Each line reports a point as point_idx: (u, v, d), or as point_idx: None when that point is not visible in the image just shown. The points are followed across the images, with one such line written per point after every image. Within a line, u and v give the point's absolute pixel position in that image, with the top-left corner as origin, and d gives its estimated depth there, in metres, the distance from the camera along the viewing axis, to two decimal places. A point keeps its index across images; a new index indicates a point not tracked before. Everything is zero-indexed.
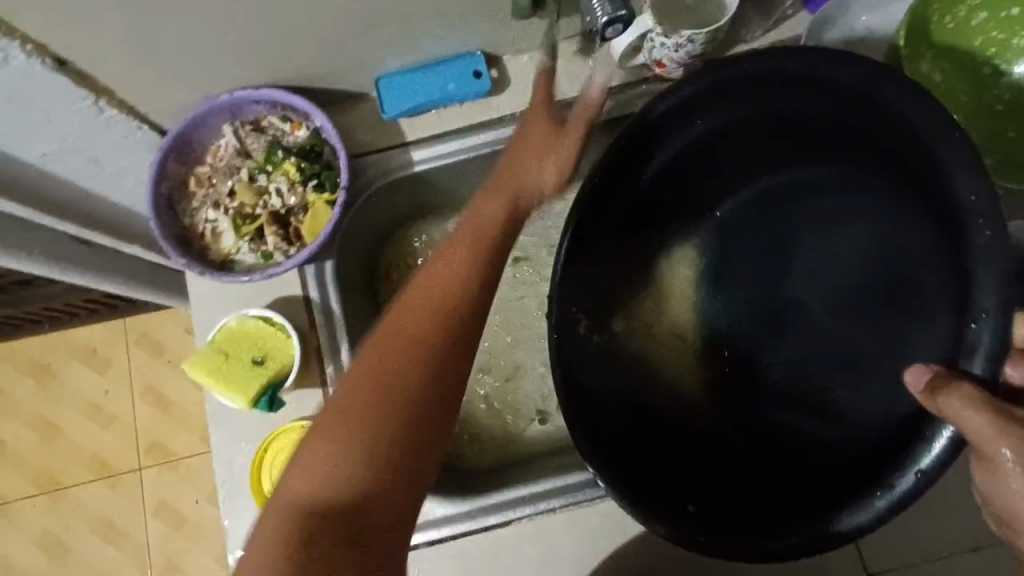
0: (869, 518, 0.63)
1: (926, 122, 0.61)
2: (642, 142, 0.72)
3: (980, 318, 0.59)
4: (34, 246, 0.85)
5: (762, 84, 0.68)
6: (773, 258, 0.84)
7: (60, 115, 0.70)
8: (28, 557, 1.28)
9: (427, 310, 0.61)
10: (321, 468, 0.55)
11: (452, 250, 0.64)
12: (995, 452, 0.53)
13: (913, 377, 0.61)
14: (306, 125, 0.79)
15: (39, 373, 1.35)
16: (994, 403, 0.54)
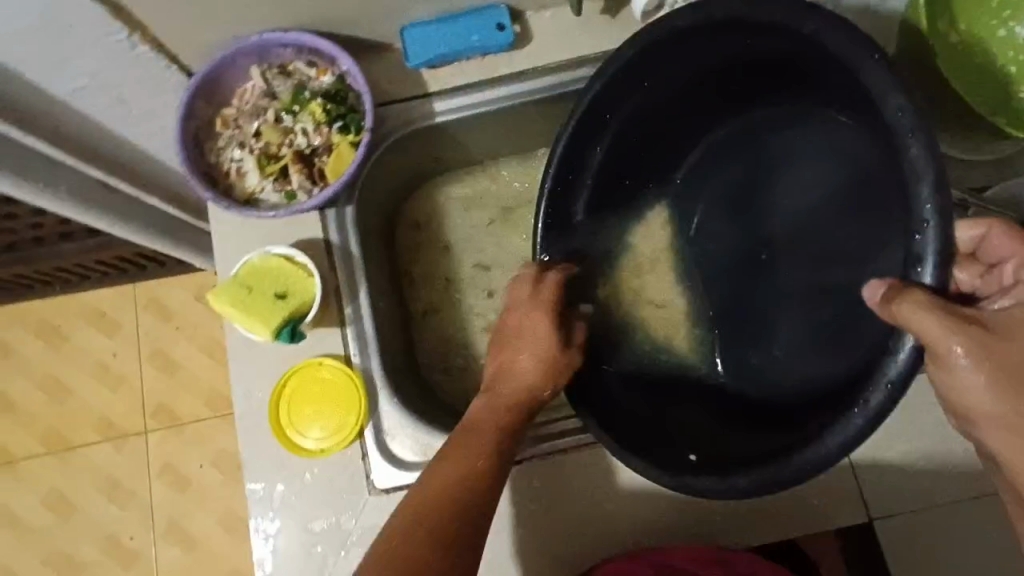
0: (847, 436, 0.60)
1: (845, 43, 0.59)
2: (604, 102, 0.76)
3: (922, 230, 0.56)
4: (60, 182, 0.87)
5: (699, 33, 0.70)
6: (744, 207, 0.86)
7: (95, 48, 0.71)
8: (35, 514, 1.31)
9: (441, 489, 0.62)
10: None
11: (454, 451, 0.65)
12: (946, 351, 0.54)
13: (871, 290, 0.60)
14: (332, 70, 0.81)
15: (49, 334, 1.37)
16: (946, 305, 0.54)
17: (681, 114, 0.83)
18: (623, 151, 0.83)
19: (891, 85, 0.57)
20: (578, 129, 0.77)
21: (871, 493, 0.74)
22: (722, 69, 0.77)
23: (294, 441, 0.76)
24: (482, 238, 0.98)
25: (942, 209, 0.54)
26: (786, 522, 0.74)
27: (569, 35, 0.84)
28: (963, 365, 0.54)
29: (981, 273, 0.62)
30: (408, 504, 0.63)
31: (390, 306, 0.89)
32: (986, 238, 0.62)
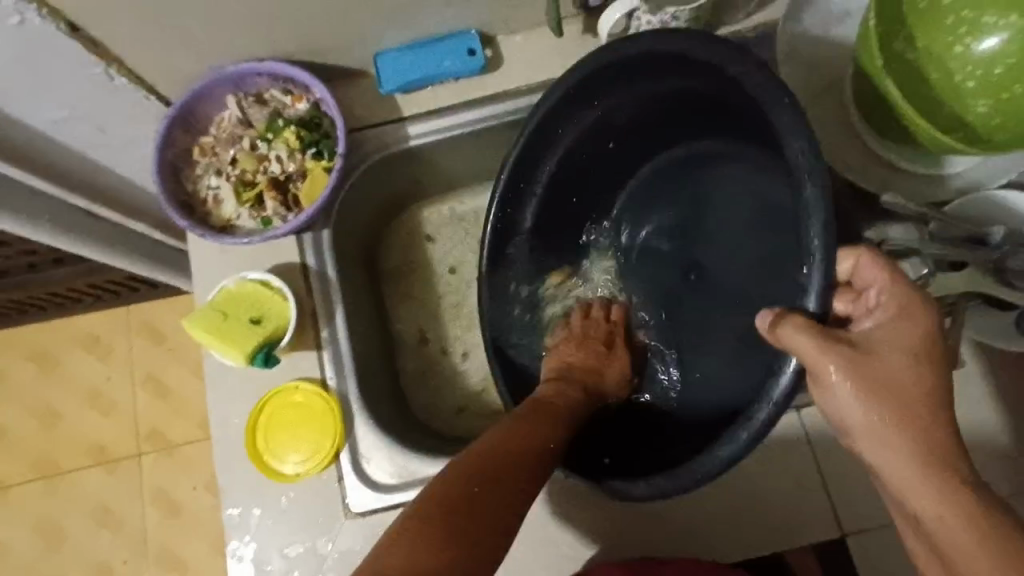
0: (735, 450, 0.65)
1: (762, 90, 0.63)
2: (554, 119, 0.78)
3: (810, 262, 0.60)
4: (44, 212, 0.88)
5: (636, 64, 0.73)
6: (683, 225, 0.87)
7: (70, 81, 0.73)
8: (25, 542, 1.30)
9: (532, 430, 0.66)
10: (419, 543, 0.52)
11: (537, 410, 0.70)
12: (821, 369, 0.58)
13: (758, 318, 0.63)
14: (307, 97, 0.82)
15: (41, 361, 1.38)
16: (822, 327, 0.59)
17: (635, 137, 0.85)
18: (575, 171, 0.85)
19: (798, 129, 0.61)
20: (529, 145, 0.80)
21: (844, 504, 0.75)
22: (680, 98, 0.78)
23: (273, 467, 0.77)
24: (434, 266, 0.99)
25: (827, 243, 0.59)
26: (762, 536, 0.75)
27: (540, 58, 0.86)
28: (838, 383, 0.58)
29: (851, 300, 0.63)
30: (471, 445, 0.63)
31: (369, 327, 0.89)
32: (855, 269, 0.62)
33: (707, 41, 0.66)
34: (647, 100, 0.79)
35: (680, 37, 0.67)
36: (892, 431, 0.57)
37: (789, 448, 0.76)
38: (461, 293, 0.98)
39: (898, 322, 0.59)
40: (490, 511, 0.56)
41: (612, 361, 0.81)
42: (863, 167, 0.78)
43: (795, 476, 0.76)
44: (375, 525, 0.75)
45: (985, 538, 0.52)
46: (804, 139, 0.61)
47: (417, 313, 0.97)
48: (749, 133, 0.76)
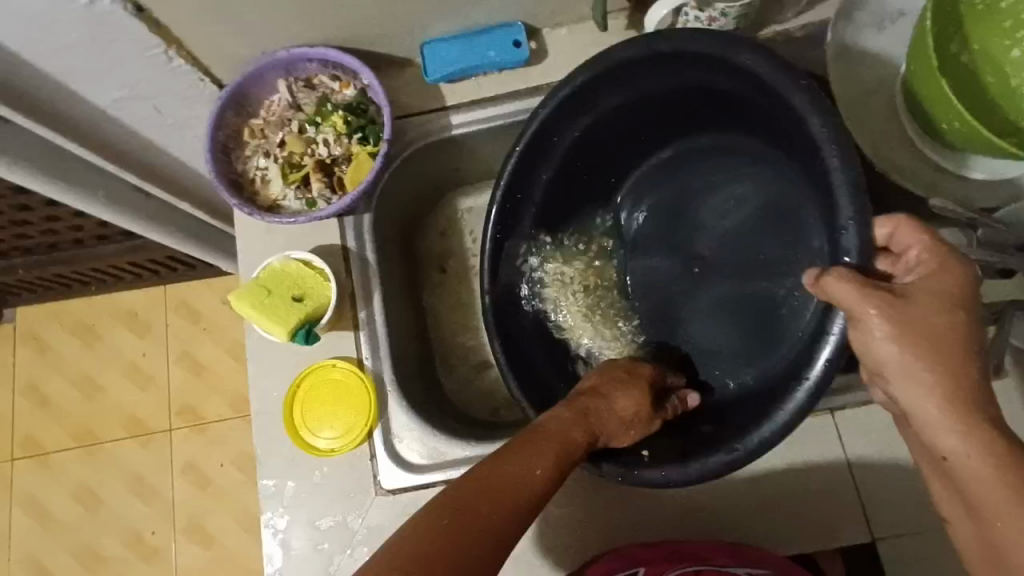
0: (793, 411, 0.66)
1: (770, 73, 0.66)
2: (570, 108, 0.78)
3: (846, 226, 0.62)
4: (100, 188, 0.92)
5: (658, 60, 0.73)
6: (690, 217, 0.89)
7: (134, 60, 0.76)
8: (63, 507, 1.36)
9: (532, 467, 0.61)
10: None
11: (544, 439, 0.64)
12: (863, 314, 0.58)
13: (805, 275, 0.64)
14: (354, 84, 0.85)
15: (84, 334, 1.43)
16: (863, 277, 0.59)
17: (646, 131, 0.86)
18: (569, 172, 0.85)
19: (816, 107, 0.64)
20: (532, 148, 0.80)
21: (874, 510, 0.74)
22: (690, 96, 0.79)
23: (307, 441, 0.79)
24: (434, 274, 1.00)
25: (858, 208, 0.61)
26: (789, 537, 0.75)
27: (584, 52, 0.87)
28: (879, 326, 0.58)
29: (893, 261, 0.63)
30: (466, 474, 0.59)
31: (404, 311, 0.91)
32: (894, 235, 0.62)
33: (709, 38, 0.68)
34: (660, 96, 0.80)
35: (693, 40, 0.69)
36: (927, 373, 0.57)
37: (821, 450, 0.76)
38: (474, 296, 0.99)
39: (937, 275, 0.59)
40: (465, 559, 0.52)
41: (624, 408, 0.71)
42: (911, 169, 0.76)
43: (826, 479, 0.75)
44: (405, 502, 0.77)
45: (1009, 476, 0.52)
46: (822, 118, 0.63)
47: (440, 315, 0.98)
48: (757, 119, 0.77)
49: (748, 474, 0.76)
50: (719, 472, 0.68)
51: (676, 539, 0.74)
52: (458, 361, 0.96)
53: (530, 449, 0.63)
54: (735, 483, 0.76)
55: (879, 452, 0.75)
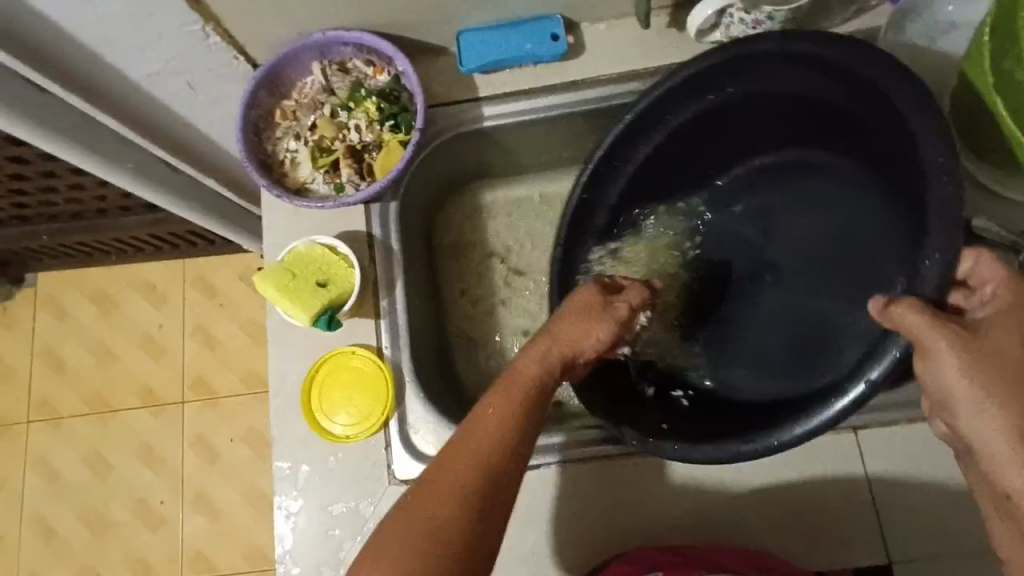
0: (823, 420, 0.65)
1: (899, 89, 0.64)
2: (684, 91, 0.77)
3: (931, 256, 0.60)
4: (128, 159, 0.92)
5: (778, 63, 0.73)
6: (774, 225, 0.89)
7: (172, 34, 0.75)
8: (75, 471, 1.38)
9: (496, 428, 0.60)
10: None
11: (503, 394, 0.62)
12: (933, 343, 0.57)
13: (870, 303, 0.62)
14: (388, 70, 0.84)
15: (103, 302, 1.45)
16: (935, 309, 0.58)
17: (737, 135, 0.85)
18: (666, 158, 0.84)
19: (933, 133, 0.62)
20: (628, 131, 0.79)
21: (892, 531, 0.73)
22: (790, 104, 0.79)
23: (322, 425, 0.79)
24: (478, 258, 0.99)
25: (950, 237, 0.59)
26: (802, 554, 0.74)
27: (622, 48, 0.85)
28: (950, 357, 0.56)
29: (965, 296, 0.62)
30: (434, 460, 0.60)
31: (424, 300, 0.91)
32: (975, 268, 0.62)
33: (838, 44, 0.67)
34: (760, 104, 0.79)
35: (826, 44, 0.68)
36: (995, 406, 0.55)
37: (842, 467, 0.75)
38: (508, 285, 0.98)
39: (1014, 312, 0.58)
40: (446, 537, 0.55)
41: (575, 335, 0.67)
42: None
43: (844, 497, 0.74)
44: None
45: None
46: (942, 147, 0.61)
47: (461, 304, 0.98)
48: (865, 137, 0.75)
49: (765, 487, 0.75)
50: (723, 460, 0.68)
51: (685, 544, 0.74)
52: (474, 352, 0.96)
53: (480, 432, 0.60)
54: (751, 494, 0.75)
55: (899, 472, 0.74)
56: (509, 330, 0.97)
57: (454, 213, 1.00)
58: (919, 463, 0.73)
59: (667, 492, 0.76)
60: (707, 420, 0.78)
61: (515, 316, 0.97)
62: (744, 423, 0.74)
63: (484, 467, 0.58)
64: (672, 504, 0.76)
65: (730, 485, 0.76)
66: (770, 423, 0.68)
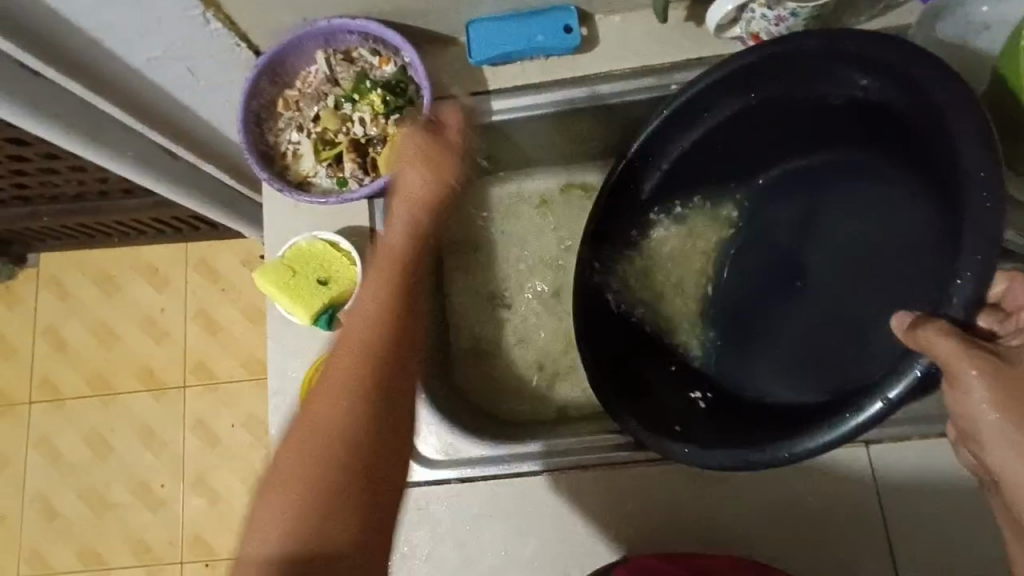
0: (832, 438, 0.63)
1: (948, 95, 0.61)
2: (727, 86, 0.74)
3: (964, 276, 0.57)
4: (128, 147, 0.89)
5: (815, 60, 0.71)
6: (799, 229, 0.86)
7: (171, 20, 0.73)
8: (75, 451, 1.37)
9: (373, 307, 0.60)
10: (285, 500, 0.54)
11: (376, 275, 0.63)
12: (961, 372, 0.54)
13: (896, 320, 0.61)
14: (395, 60, 0.81)
15: (104, 283, 1.43)
16: (966, 335, 0.55)
17: (762, 137, 0.83)
18: (702, 153, 0.82)
19: (982, 149, 0.59)
20: (664, 126, 0.77)
21: (901, 547, 0.71)
22: (818, 105, 0.76)
23: None
24: (490, 251, 0.98)
25: (989, 259, 0.57)
26: (809, 566, 0.72)
27: (638, 42, 0.82)
28: (978, 386, 0.54)
29: (997, 320, 0.60)
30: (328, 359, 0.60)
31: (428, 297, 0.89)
32: (1009, 291, 0.62)
33: (888, 43, 0.65)
34: (790, 103, 0.76)
35: (870, 42, 0.66)
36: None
37: (852, 481, 0.73)
38: (518, 280, 0.97)
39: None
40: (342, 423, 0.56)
41: (406, 180, 0.69)
42: None
43: (853, 509, 0.72)
44: (417, 496, 0.76)
45: None
46: (986, 160, 0.58)
47: (466, 300, 0.96)
48: (904, 141, 0.73)
49: (772, 498, 0.73)
50: (735, 467, 0.67)
51: (692, 553, 0.72)
52: (475, 349, 0.94)
53: (359, 316, 0.60)
54: (759, 506, 0.73)
55: (910, 486, 0.72)
56: (516, 328, 0.95)
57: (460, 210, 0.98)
58: (932, 478, 0.72)
59: (673, 501, 0.74)
60: (723, 421, 0.77)
61: (525, 314, 0.95)
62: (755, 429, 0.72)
63: (374, 345, 0.59)
64: (678, 514, 0.74)
65: (740, 496, 0.74)
66: (782, 433, 0.67)
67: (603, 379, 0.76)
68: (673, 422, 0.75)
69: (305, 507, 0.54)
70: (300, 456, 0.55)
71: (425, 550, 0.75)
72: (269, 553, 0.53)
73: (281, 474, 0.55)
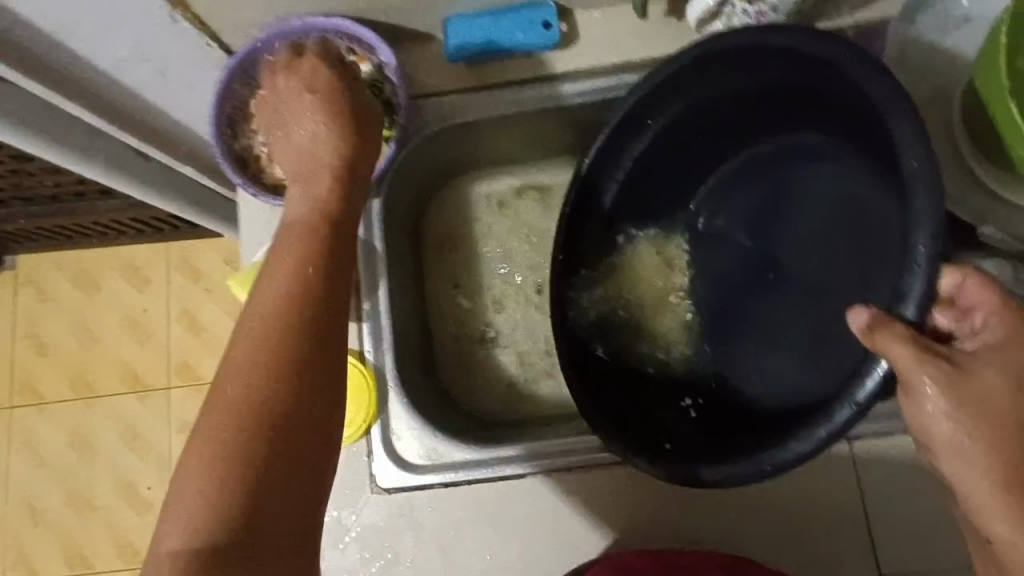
0: (810, 446, 0.64)
1: (880, 89, 0.60)
2: (674, 84, 0.74)
3: (913, 270, 0.58)
4: (98, 149, 0.87)
5: (761, 55, 0.70)
6: (770, 218, 0.84)
7: (136, 21, 0.70)
8: (59, 455, 1.35)
9: (291, 270, 0.57)
10: (197, 482, 0.49)
11: (292, 238, 0.60)
12: (916, 380, 0.55)
13: (854, 317, 0.59)
14: (371, 59, 0.78)
15: (84, 284, 1.40)
16: (920, 339, 0.56)
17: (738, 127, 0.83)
18: (660, 152, 0.82)
19: (914, 136, 0.58)
20: (618, 130, 0.77)
21: (885, 543, 0.71)
22: (775, 93, 0.76)
23: None
24: (472, 252, 0.96)
25: (933, 255, 0.57)
26: (796, 561, 0.72)
27: (617, 38, 0.80)
28: (932, 394, 0.55)
29: (954, 317, 0.60)
30: (238, 326, 0.55)
31: (409, 300, 0.88)
32: (961, 289, 0.59)
33: (827, 40, 0.63)
34: (747, 93, 0.76)
35: (830, 44, 0.63)
36: (982, 453, 0.53)
37: (835, 477, 0.73)
38: (501, 278, 0.95)
39: (1005, 347, 0.56)
40: (257, 390, 0.51)
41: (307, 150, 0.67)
42: (960, 193, 0.71)
43: (835, 506, 0.72)
44: (401, 501, 0.75)
45: None
46: (920, 150, 0.58)
47: (450, 301, 0.94)
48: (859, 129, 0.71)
49: (756, 495, 0.73)
50: (717, 483, 0.67)
51: (675, 550, 0.72)
52: (462, 349, 0.93)
53: (274, 277, 0.57)
54: (744, 506, 0.73)
55: (893, 480, 0.72)
56: (506, 325, 0.94)
57: (442, 208, 0.97)
58: (913, 473, 0.72)
59: (658, 500, 0.74)
60: (711, 437, 0.76)
61: (511, 314, 0.94)
62: (740, 441, 0.73)
63: (286, 308, 0.55)
64: (662, 514, 0.74)
65: (724, 493, 0.74)
66: (765, 445, 0.67)
67: (586, 395, 0.75)
68: (653, 437, 0.75)
69: (221, 494, 0.48)
70: (208, 443, 0.50)
71: (409, 555, 0.74)
72: (182, 548, 0.48)
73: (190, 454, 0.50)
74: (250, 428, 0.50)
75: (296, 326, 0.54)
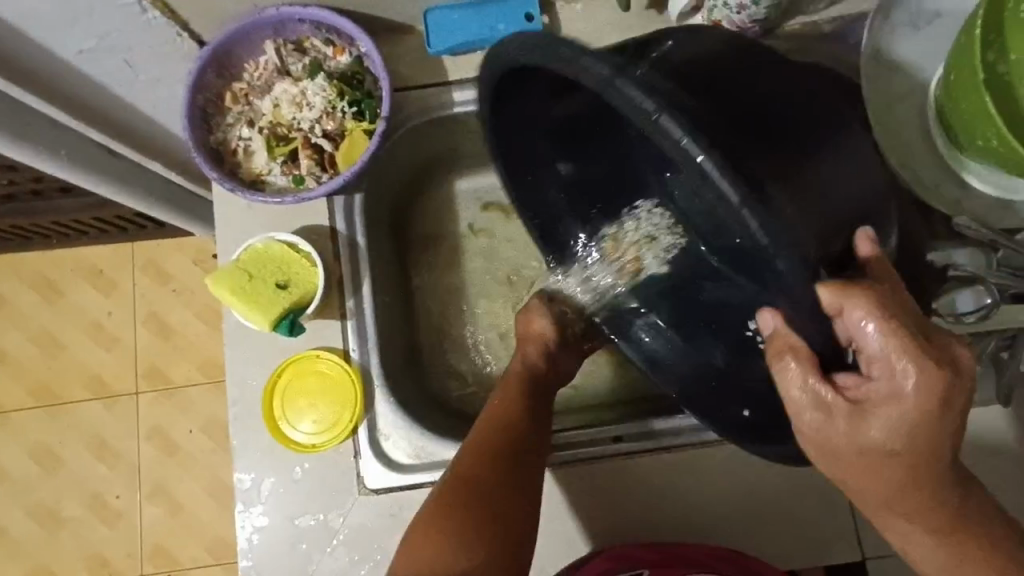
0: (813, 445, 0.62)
1: (631, 110, 0.46)
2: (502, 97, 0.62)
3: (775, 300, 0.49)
4: (60, 146, 0.82)
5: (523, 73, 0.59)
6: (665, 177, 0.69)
7: (103, 10, 0.67)
8: (21, 466, 1.29)
9: (516, 408, 0.69)
10: (424, 553, 0.58)
11: (508, 384, 0.72)
12: (804, 411, 0.54)
13: (762, 320, 0.58)
14: (350, 51, 0.78)
15: (45, 288, 1.34)
16: (814, 378, 0.53)
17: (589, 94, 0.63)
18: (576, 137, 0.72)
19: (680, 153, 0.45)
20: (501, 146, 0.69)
21: (870, 527, 0.73)
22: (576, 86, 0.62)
23: (283, 430, 0.75)
24: (465, 244, 0.95)
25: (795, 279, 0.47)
26: (784, 547, 0.74)
27: (600, 32, 0.80)
28: (818, 428, 0.54)
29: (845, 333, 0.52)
30: (469, 434, 0.67)
31: (394, 298, 0.87)
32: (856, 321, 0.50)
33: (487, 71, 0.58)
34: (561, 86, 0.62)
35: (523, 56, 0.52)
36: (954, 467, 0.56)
37: None
38: (488, 266, 0.94)
39: (884, 407, 0.52)
40: (497, 489, 0.62)
41: (525, 325, 0.79)
42: (935, 184, 0.73)
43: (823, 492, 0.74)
44: (390, 503, 0.74)
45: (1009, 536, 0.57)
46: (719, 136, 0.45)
47: (442, 298, 0.93)
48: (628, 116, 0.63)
49: (746, 486, 0.74)
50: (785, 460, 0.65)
51: (669, 542, 0.73)
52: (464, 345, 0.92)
53: (500, 409, 0.69)
54: (731, 497, 0.74)
55: None
56: (499, 310, 0.93)
57: (431, 204, 0.95)
58: None
59: (649, 493, 0.74)
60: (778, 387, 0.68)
61: (503, 303, 0.93)
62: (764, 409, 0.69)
63: (512, 431, 0.66)
64: (654, 507, 0.74)
65: (715, 485, 0.74)
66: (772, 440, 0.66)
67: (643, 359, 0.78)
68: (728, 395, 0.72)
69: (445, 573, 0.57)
70: (440, 521, 0.60)
71: None
72: None
73: (422, 527, 0.60)
74: (472, 489, 0.61)
75: (520, 442, 0.66)
